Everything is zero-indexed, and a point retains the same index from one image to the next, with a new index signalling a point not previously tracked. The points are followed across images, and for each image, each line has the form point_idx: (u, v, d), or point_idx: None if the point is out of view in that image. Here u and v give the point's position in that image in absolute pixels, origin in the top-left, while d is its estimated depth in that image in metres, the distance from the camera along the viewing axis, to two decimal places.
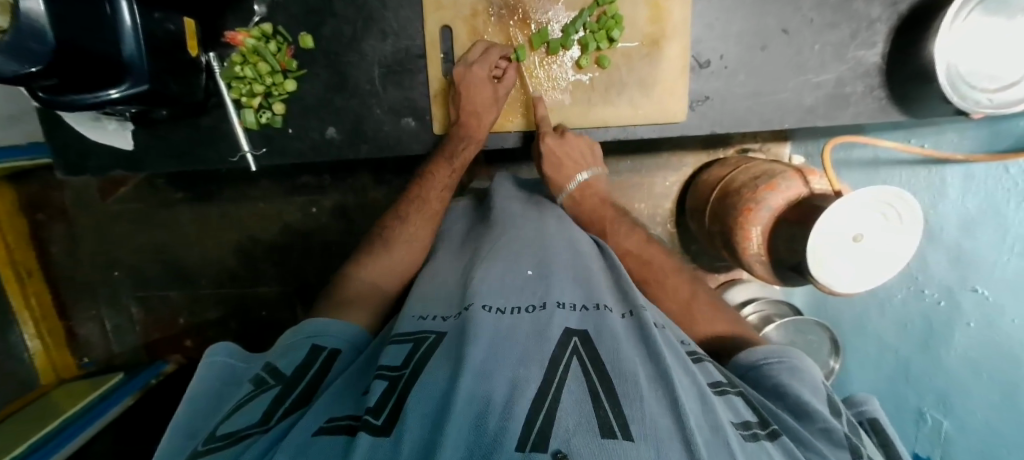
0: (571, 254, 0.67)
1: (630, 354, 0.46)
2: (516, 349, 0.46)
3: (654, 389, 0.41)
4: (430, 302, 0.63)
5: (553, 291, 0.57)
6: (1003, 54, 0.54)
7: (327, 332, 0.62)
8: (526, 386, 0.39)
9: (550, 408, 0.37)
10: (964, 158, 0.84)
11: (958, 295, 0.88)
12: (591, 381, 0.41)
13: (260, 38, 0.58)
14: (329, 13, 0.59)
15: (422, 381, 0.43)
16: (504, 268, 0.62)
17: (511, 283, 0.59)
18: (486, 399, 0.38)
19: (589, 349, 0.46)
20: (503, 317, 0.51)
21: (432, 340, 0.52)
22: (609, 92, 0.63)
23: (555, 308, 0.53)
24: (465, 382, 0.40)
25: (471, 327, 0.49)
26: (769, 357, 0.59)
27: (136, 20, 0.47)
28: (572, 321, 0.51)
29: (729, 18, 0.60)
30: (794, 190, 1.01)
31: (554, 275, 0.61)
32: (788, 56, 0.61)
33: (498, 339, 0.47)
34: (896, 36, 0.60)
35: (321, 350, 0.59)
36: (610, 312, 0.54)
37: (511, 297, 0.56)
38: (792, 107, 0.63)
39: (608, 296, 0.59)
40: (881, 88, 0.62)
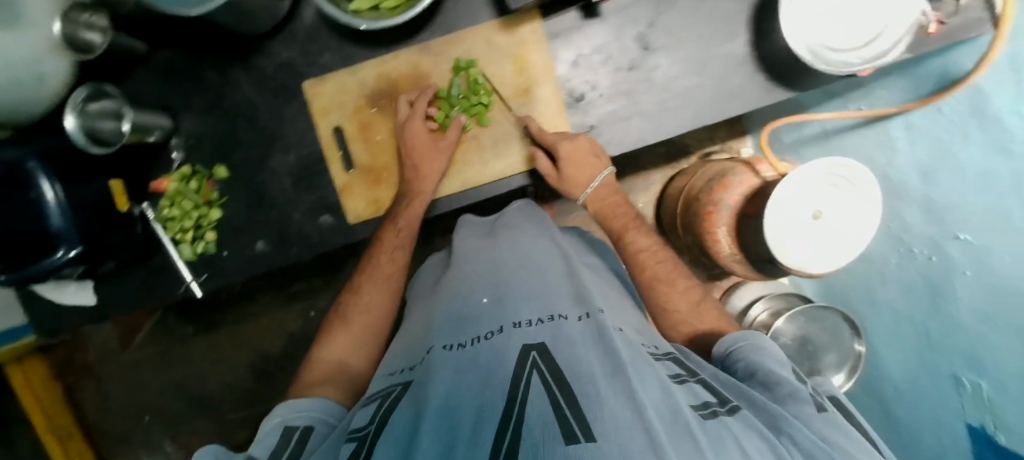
0: (528, 270, 0.64)
1: (586, 359, 0.44)
2: (473, 380, 0.44)
3: (611, 387, 0.40)
4: (402, 353, 0.62)
5: (509, 314, 0.55)
6: (848, 19, 0.57)
7: (301, 408, 0.59)
8: (491, 411, 0.39)
9: (516, 425, 0.36)
10: (898, 110, 0.82)
11: (945, 247, 0.81)
12: (551, 391, 0.39)
13: (182, 180, 0.65)
14: (236, 142, 0.65)
15: (390, 434, 0.41)
16: (457, 307, 0.59)
17: (463, 315, 0.57)
18: (450, 432, 0.38)
19: (547, 361, 0.44)
20: (460, 352, 0.50)
21: (398, 390, 0.51)
22: (498, 146, 0.64)
23: (511, 330, 0.51)
24: (427, 424, 0.39)
25: (430, 371, 0.48)
26: (731, 339, 0.58)
27: (60, 196, 0.53)
28: (528, 336, 0.49)
29: (592, 51, 0.63)
30: (746, 183, 0.98)
31: (510, 299, 0.58)
32: (659, 68, 0.63)
33: (457, 376, 0.45)
34: (755, 24, 0.62)
35: (293, 430, 0.56)
36: (565, 321, 0.52)
37: (468, 331, 0.54)
38: (679, 114, 0.64)
39: (563, 303, 0.57)
40: (759, 73, 0.62)
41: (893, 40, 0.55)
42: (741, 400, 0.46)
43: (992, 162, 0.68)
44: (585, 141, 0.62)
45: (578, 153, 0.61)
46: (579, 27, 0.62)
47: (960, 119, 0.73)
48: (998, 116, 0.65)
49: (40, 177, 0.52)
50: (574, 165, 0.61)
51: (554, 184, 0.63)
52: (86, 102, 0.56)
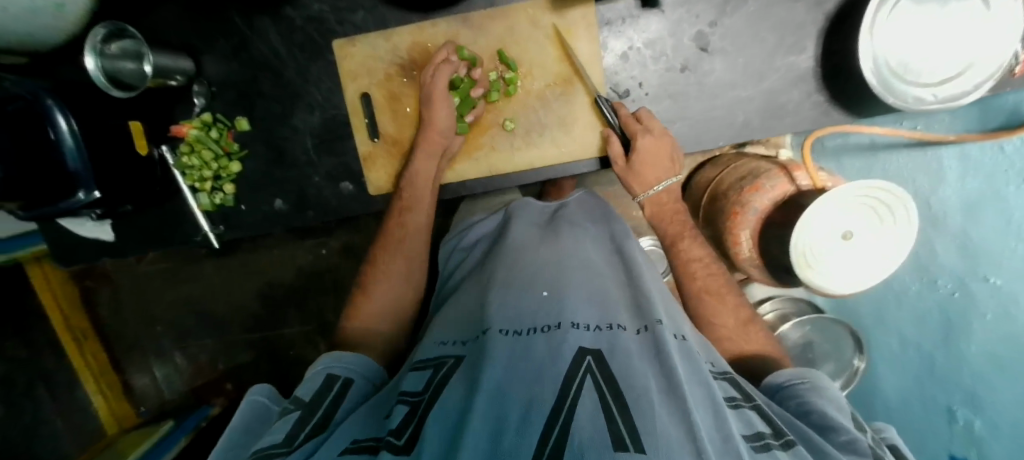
0: (587, 262, 0.58)
1: (643, 369, 0.39)
2: (523, 375, 0.39)
3: (668, 404, 0.36)
4: (444, 323, 0.56)
5: (568, 309, 0.47)
6: (938, 47, 0.51)
7: (348, 356, 0.52)
8: (540, 404, 0.35)
9: (566, 420, 0.33)
10: (956, 138, 0.75)
11: (970, 287, 0.80)
12: (604, 392, 0.36)
13: (201, 127, 0.62)
14: (259, 94, 0.63)
15: (439, 407, 0.38)
16: (514, 291, 0.52)
17: (518, 304, 0.49)
18: (499, 413, 0.35)
19: (604, 367, 0.39)
20: (519, 339, 0.44)
21: (450, 364, 0.46)
22: (529, 134, 0.61)
23: (569, 327, 0.44)
24: (479, 404, 0.36)
25: (482, 355, 0.43)
26: (793, 372, 0.53)
27: (76, 135, 0.52)
28: (585, 337, 0.43)
29: (644, 44, 0.58)
30: (779, 189, 0.88)
31: (571, 293, 0.50)
32: (713, 73, 0.58)
33: (515, 363, 0.40)
34: (827, 38, 0.56)
35: (336, 379, 0.49)
36: (624, 331, 0.45)
37: (526, 316, 0.48)
38: (724, 125, 0.60)
39: (620, 309, 0.50)
40: (819, 92, 0.58)
41: (974, 81, 0.50)
42: (797, 435, 0.42)
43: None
44: (665, 142, 0.56)
45: (652, 153, 0.56)
46: (634, 17, 0.57)
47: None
48: None
49: (58, 115, 0.51)
50: (646, 161, 0.56)
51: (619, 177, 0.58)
52: (105, 42, 0.53)
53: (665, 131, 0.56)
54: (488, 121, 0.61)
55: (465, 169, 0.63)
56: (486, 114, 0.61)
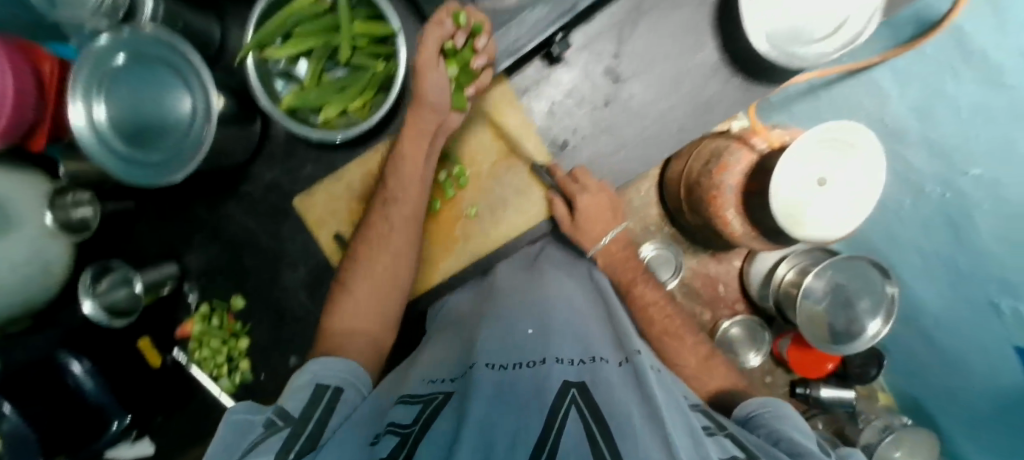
0: (571, 300, 0.56)
1: (625, 397, 0.38)
2: (510, 411, 0.37)
3: (650, 432, 0.34)
4: (431, 359, 0.53)
5: (554, 345, 0.46)
6: (816, 6, 0.55)
7: (337, 363, 0.48)
8: (527, 437, 0.33)
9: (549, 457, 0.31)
10: (881, 58, 0.80)
11: (959, 182, 0.80)
12: (587, 420, 0.34)
13: (203, 319, 0.66)
14: (244, 270, 0.66)
15: (430, 439, 0.36)
16: (499, 329, 0.51)
17: (506, 341, 0.49)
18: (487, 448, 0.34)
19: (588, 398, 0.37)
20: (506, 373, 0.43)
21: (440, 399, 0.43)
22: (496, 212, 0.64)
23: (553, 363, 0.43)
24: (467, 434, 0.35)
25: (470, 388, 0.41)
26: (753, 402, 0.50)
27: (91, 373, 0.59)
28: (570, 372, 0.41)
29: (563, 96, 0.62)
30: (744, 160, 0.91)
31: (558, 329, 0.49)
32: (635, 96, 0.62)
33: (501, 398, 0.39)
34: (720, 31, 0.61)
35: (326, 388, 0.44)
36: (606, 363, 0.43)
37: (513, 352, 0.47)
38: (665, 135, 0.63)
39: (603, 341, 0.49)
40: (735, 76, 0.61)
41: (863, 21, 0.53)
42: (755, 446, 0.39)
43: (987, 98, 0.68)
44: (604, 195, 0.61)
45: (596, 208, 0.60)
46: (547, 76, 0.62)
47: (947, 56, 0.71)
48: (984, 50, 0.65)
49: (71, 362, 0.58)
50: (591, 218, 0.60)
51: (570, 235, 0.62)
52: (93, 283, 0.58)
53: (602, 187, 0.61)
54: (456, 215, 0.64)
55: (453, 263, 0.65)
56: (451, 209, 0.64)
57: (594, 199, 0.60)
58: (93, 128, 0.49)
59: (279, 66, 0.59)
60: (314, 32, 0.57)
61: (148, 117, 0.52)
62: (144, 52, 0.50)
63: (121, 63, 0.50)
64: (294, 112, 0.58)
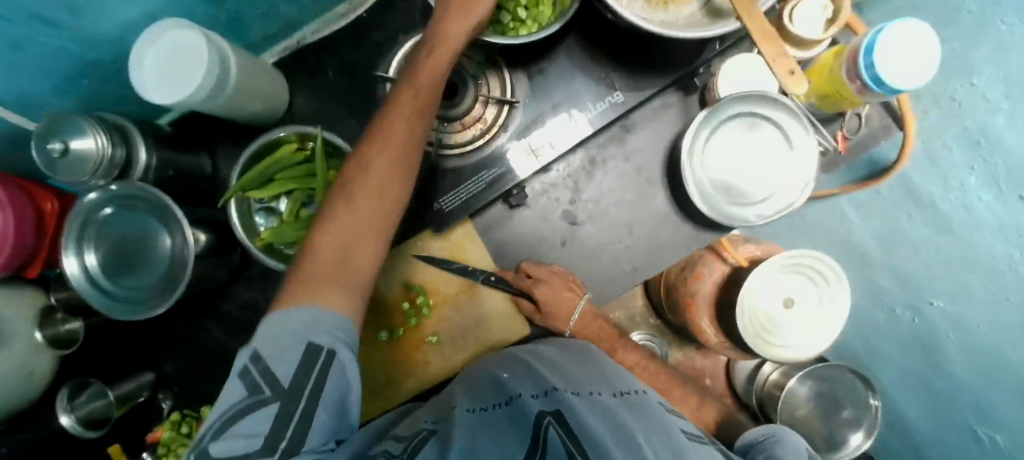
0: (542, 351, 0.61)
1: (593, 420, 0.41)
2: (497, 443, 0.40)
3: (624, 452, 0.37)
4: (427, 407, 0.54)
5: (523, 387, 0.50)
6: (755, 166, 0.59)
7: (310, 312, 0.40)
8: (512, 458, 0.37)
9: None
10: (840, 189, 0.80)
11: (925, 311, 0.80)
12: (566, 443, 0.38)
13: (173, 426, 0.68)
14: (217, 382, 0.70)
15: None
16: (475, 384, 0.55)
17: (481, 389, 0.53)
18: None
19: (563, 423, 0.41)
20: (484, 415, 0.47)
21: (426, 434, 0.45)
22: (456, 341, 0.67)
23: (525, 398, 0.47)
24: (455, 456, 0.38)
25: (450, 429, 0.44)
26: (763, 429, 0.54)
27: None
28: (541, 403, 0.46)
29: (522, 236, 0.66)
30: (717, 272, 0.95)
31: (529, 372, 0.54)
32: (589, 239, 0.66)
33: (481, 435, 0.42)
34: (669, 182, 0.65)
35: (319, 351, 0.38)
36: (570, 393, 0.47)
37: (484, 397, 0.51)
38: (619, 275, 0.66)
39: (575, 377, 0.52)
40: (685, 223, 0.65)
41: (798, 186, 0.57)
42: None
43: (942, 240, 0.71)
44: (558, 276, 0.63)
45: (554, 299, 0.62)
46: (507, 217, 0.66)
47: (900, 200, 0.76)
48: (932, 198, 0.69)
49: None
50: (553, 309, 0.63)
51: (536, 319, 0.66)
52: (72, 397, 0.60)
53: (554, 270, 0.64)
54: (417, 342, 0.67)
55: (418, 385, 0.67)
56: (413, 336, 0.67)
57: (550, 288, 0.62)
58: (87, 273, 0.54)
59: (260, 203, 0.65)
60: (297, 175, 0.63)
61: (133, 252, 0.57)
62: (128, 201, 0.55)
63: (109, 213, 0.56)
64: (270, 247, 0.63)
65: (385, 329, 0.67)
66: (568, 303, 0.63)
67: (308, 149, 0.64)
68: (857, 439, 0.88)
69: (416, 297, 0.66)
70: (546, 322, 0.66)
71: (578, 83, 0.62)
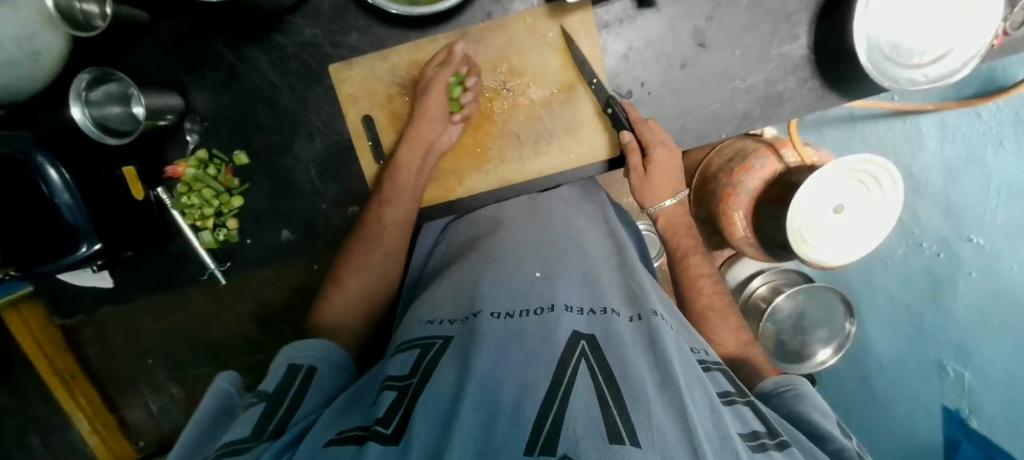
0: (583, 250, 0.51)
1: (636, 358, 0.35)
2: (519, 355, 0.35)
3: (663, 395, 0.31)
4: (445, 296, 0.49)
5: (563, 293, 0.43)
6: (925, 25, 0.52)
7: (311, 343, 0.46)
8: (534, 391, 0.31)
9: (559, 407, 0.29)
10: (935, 107, 0.78)
11: (955, 247, 0.79)
12: (597, 380, 0.32)
13: (199, 165, 0.60)
14: (256, 126, 0.61)
15: (429, 393, 0.33)
16: (501, 271, 0.47)
17: (510, 286, 0.45)
18: (492, 403, 0.30)
19: (599, 356, 0.35)
20: (511, 322, 0.39)
21: (439, 345, 0.41)
22: (536, 143, 0.61)
23: (562, 311, 0.40)
24: (472, 387, 0.31)
25: (473, 337, 0.38)
26: (776, 379, 0.51)
27: (70, 185, 0.48)
28: (579, 322, 0.39)
29: (641, 44, 0.58)
30: (769, 168, 0.90)
31: (563, 277, 0.46)
32: (710, 68, 0.59)
33: (504, 351, 0.36)
34: (818, 24, 0.58)
35: (298, 368, 0.42)
36: (615, 319, 0.40)
37: (518, 298, 0.43)
38: (725, 117, 0.61)
39: (610, 293, 0.45)
40: (813, 78, 0.60)
41: (968, 54, 0.52)
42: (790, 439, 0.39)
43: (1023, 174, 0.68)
44: (672, 153, 0.57)
45: (670, 164, 0.57)
46: (632, 18, 0.57)
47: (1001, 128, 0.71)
48: None
49: (48, 169, 0.47)
50: (659, 172, 0.58)
51: (636, 189, 0.59)
52: (87, 89, 0.51)
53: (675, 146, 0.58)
54: (492, 134, 0.60)
55: (489, 179, 0.62)
56: (488, 127, 0.60)
57: (667, 154, 0.57)
58: None
59: None
60: None
61: None
62: None
63: None
64: None
65: None
66: (669, 169, 0.58)
67: None
68: (825, 353, 0.99)
69: (504, 83, 0.58)
70: (633, 182, 0.59)
71: None
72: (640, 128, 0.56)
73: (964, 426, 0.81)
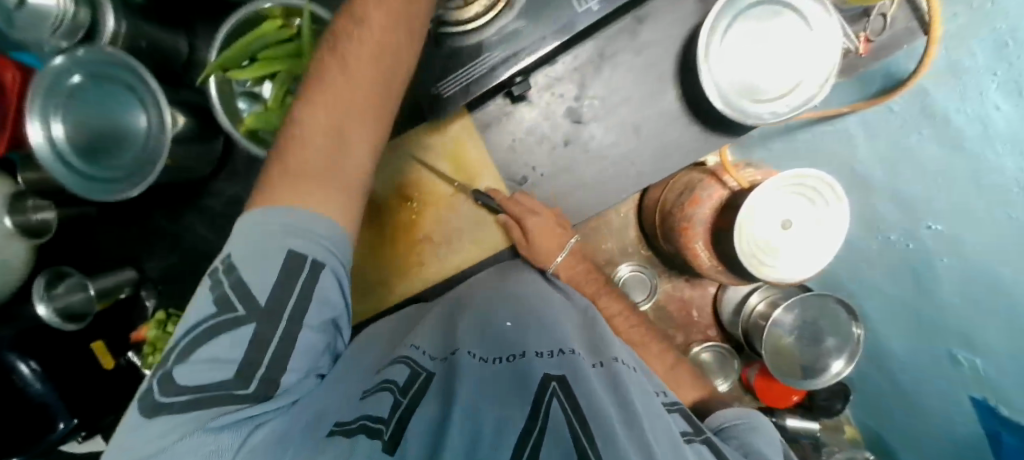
0: (547, 299, 0.56)
1: (601, 396, 0.38)
2: (498, 398, 0.39)
3: (627, 435, 0.35)
4: (434, 329, 0.53)
5: (533, 339, 0.47)
6: (773, 62, 0.55)
7: (298, 213, 0.36)
8: (510, 434, 0.35)
9: (533, 455, 0.33)
10: (850, 108, 0.72)
11: (919, 235, 0.71)
12: (569, 423, 0.35)
13: (158, 325, 0.65)
14: (201, 280, 0.67)
15: (414, 426, 0.37)
16: (474, 322, 0.51)
17: (485, 331, 0.50)
18: (472, 447, 0.34)
19: (568, 394, 0.38)
20: (486, 367, 0.44)
21: (424, 377, 0.44)
22: (450, 244, 0.65)
23: (532, 357, 0.43)
24: (459, 424, 0.36)
25: (456, 377, 0.43)
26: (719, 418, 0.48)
27: (37, 369, 0.58)
28: (549, 365, 0.42)
29: (523, 134, 0.63)
30: (716, 195, 0.84)
31: (534, 323, 0.50)
32: (593, 138, 0.63)
33: (481, 397, 0.40)
34: (681, 78, 0.61)
35: (303, 258, 0.35)
36: (577, 359, 0.43)
37: (494, 346, 0.47)
38: (621, 178, 0.64)
39: (573, 337, 0.48)
40: (694, 124, 0.62)
41: (817, 83, 0.54)
42: None
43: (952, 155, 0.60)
44: (551, 215, 0.62)
45: (545, 230, 0.60)
46: (508, 113, 0.62)
47: (913, 116, 0.64)
48: (945, 112, 0.59)
49: (19, 362, 0.57)
50: (540, 239, 0.60)
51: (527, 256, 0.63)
52: (48, 288, 0.58)
53: (547, 207, 0.62)
54: (409, 243, 0.65)
55: (416, 285, 0.66)
56: (404, 238, 0.65)
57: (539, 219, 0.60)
58: (52, 144, 0.50)
59: (242, 86, 0.58)
60: (284, 55, 0.54)
61: (107, 135, 0.53)
62: (100, 71, 0.52)
63: (76, 83, 0.51)
64: (254, 134, 0.55)
65: (386, 228, 0.65)
66: (551, 233, 0.61)
67: (293, 27, 0.55)
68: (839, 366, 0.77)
69: (410, 196, 0.64)
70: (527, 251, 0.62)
71: None
72: (509, 206, 0.61)
73: (997, 415, 0.68)
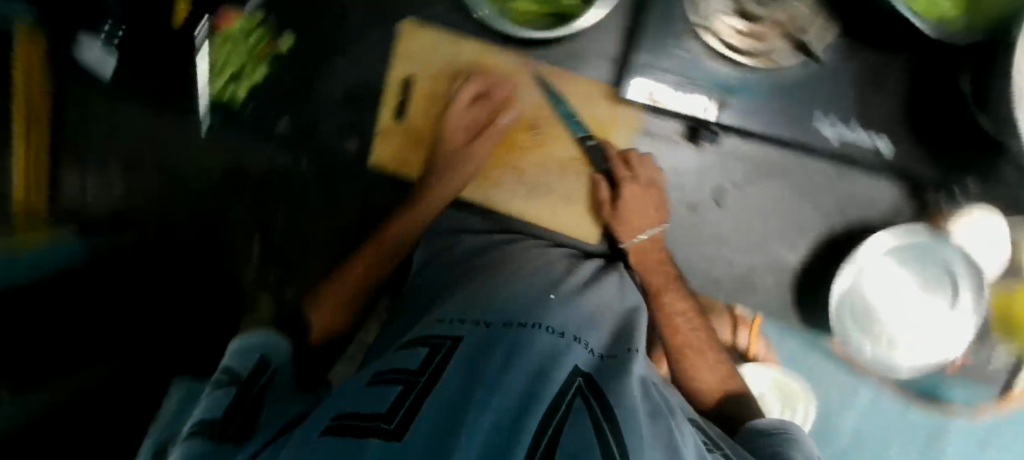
0: (605, 291, 0.44)
1: (631, 390, 0.27)
2: (494, 365, 0.25)
3: (655, 430, 0.25)
4: (458, 297, 0.39)
5: (572, 318, 0.35)
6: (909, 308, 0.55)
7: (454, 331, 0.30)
8: (517, 401, 0.21)
9: (550, 425, 0.20)
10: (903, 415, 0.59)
11: None
12: (596, 416, 0.22)
13: (248, 26, 0.60)
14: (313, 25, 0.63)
15: (418, 399, 0.22)
16: (504, 287, 0.39)
17: (513, 297, 0.37)
18: (470, 408, 0.20)
19: (598, 392, 0.25)
20: (505, 328, 0.31)
21: (447, 345, 0.29)
22: (535, 186, 0.62)
23: (568, 339, 0.31)
24: (450, 387, 0.21)
25: (470, 343, 0.28)
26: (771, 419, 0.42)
27: None
28: (582, 355, 0.30)
29: (667, 169, 0.61)
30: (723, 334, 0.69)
31: (576, 306, 0.38)
32: (712, 225, 0.62)
33: (482, 357, 0.26)
34: (818, 248, 0.61)
35: (442, 344, 0.29)
36: (613, 356, 0.32)
37: (519, 305, 0.36)
38: (699, 274, 0.63)
39: (608, 328, 0.38)
40: (789, 289, 0.62)
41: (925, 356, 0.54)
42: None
43: None
44: (653, 191, 0.59)
45: (640, 200, 0.58)
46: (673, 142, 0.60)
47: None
48: None
49: None
50: (633, 209, 0.58)
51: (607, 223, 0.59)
52: None
53: (653, 181, 0.59)
54: (504, 156, 0.62)
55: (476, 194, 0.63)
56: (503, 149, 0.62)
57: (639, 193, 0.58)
58: None
59: None
60: None
61: None
62: None
63: None
64: None
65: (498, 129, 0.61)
66: (642, 212, 0.58)
67: None
68: None
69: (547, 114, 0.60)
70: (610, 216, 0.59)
71: (845, 96, 0.52)
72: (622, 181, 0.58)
73: None
